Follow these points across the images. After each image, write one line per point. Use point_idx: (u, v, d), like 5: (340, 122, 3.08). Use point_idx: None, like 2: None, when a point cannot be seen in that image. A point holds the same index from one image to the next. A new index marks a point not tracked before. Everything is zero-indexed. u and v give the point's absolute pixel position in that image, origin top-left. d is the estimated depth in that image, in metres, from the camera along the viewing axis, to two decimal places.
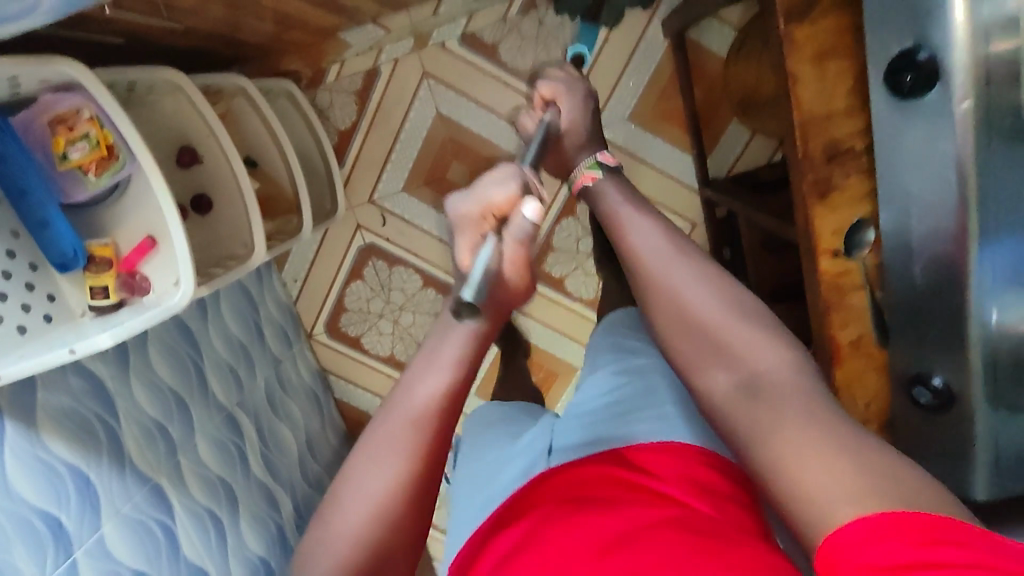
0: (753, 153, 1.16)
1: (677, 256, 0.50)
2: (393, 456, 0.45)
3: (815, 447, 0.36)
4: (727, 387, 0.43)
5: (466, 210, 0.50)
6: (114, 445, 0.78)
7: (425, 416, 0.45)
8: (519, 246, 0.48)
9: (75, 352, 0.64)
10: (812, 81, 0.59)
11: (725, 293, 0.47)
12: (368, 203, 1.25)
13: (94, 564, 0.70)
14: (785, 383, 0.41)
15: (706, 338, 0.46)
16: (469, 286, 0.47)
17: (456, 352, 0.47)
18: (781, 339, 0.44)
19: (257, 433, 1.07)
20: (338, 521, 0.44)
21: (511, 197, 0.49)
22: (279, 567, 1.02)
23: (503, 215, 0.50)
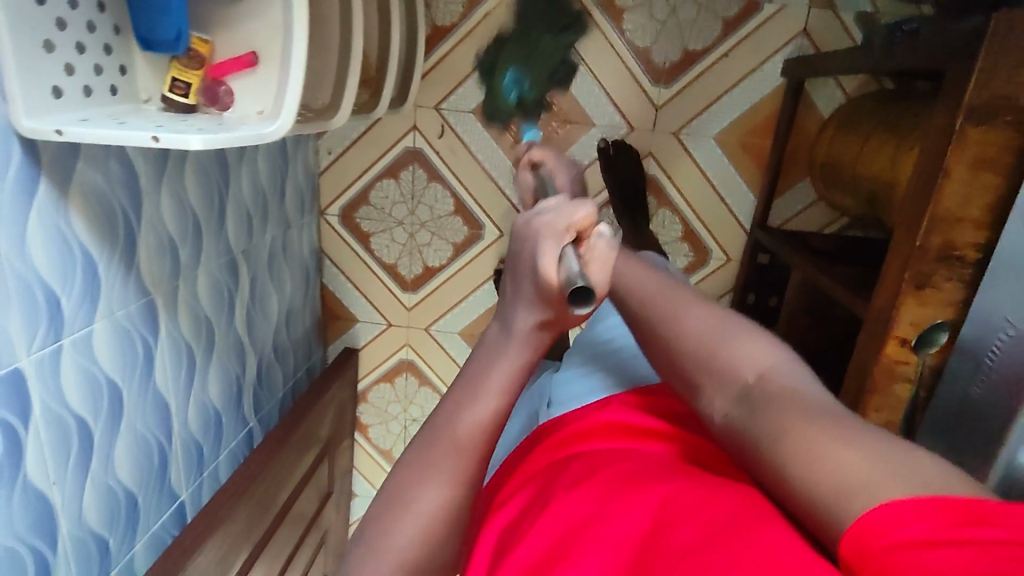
0: (809, 219, 1.19)
1: (669, 284, 0.59)
2: (436, 479, 0.50)
3: (833, 436, 0.41)
4: (724, 402, 0.49)
5: (551, 222, 0.49)
6: (127, 246, 0.73)
7: (468, 443, 0.51)
8: (608, 253, 0.49)
9: (159, 141, 0.56)
10: (960, 182, 0.62)
11: (709, 310, 0.54)
12: (433, 109, 1.19)
13: (76, 358, 0.66)
14: (776, 387, 0.47)
15: (700, 356, 0.51)
16: (575, 275, 0.46)
17: (499, 383, 0.52)
18: (763, 343, 0.51)
19: (250, 289, 1.03)
20: (394, 537, 0.49)
21: (589, 216, 0.50)
22: (229, 421, 1.00)
23: (582, 233, 0.50)
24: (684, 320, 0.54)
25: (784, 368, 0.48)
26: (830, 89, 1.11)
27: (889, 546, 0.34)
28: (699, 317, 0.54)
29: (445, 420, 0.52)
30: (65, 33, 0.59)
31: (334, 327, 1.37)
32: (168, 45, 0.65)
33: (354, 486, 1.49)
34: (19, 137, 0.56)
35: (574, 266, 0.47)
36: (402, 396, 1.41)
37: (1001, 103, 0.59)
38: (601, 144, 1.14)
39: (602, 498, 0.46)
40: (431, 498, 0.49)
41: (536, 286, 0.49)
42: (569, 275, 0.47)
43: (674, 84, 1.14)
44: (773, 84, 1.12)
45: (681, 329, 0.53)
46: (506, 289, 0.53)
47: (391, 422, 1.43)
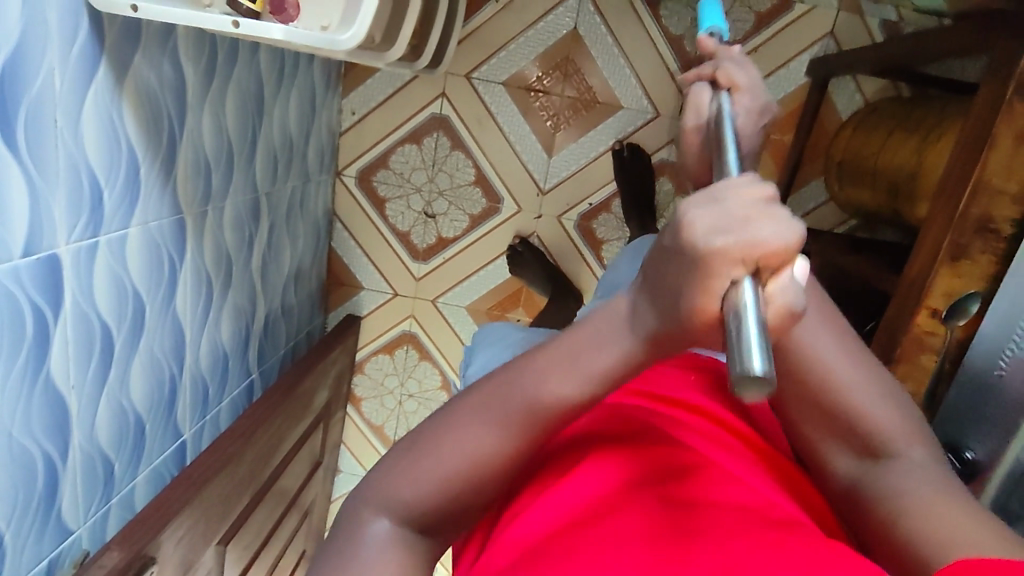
0: (820, 216, 1.23)
1: (829, 322, 0.50)
2: (496, 431, 0.43)
3: (943, 503, 0.42)
4: (848, 458, 0.48)
5: (720, 240, 0.31)
6: (168, 156, 0.70)
7: (545, 412, 0.42)
8: (789, 308, 0.31)
9: (240, 27, 0.54)
10: (1005, 154, 0.64)
11: (864, 367, 0.49)
12: (463, 77, 1.20)
13: (109, 259, 0.63)
14: (917, 466, 0.45)
15: (846, 418, 0.47)
16: (746, 344, 0.27)
17: (604, 365, 0.41)
18: (915, 427, 0.48)
19: (267, 234, 1.00)
20: (429, 461, 0.43)
21: (789, 245, 0.30)
22: (234, 367, 0.96)
23: (766, 267, 0.31)
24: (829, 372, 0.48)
25: (916, 439, 0.47)
26: (850, 91, 1.16)
27: None
28: (846, 366, 0.48)
29: (530, 378, 0.42)
30: None
31: (337, 293, 1.34)
32: None
33: (340, 462, 1.45)
34: (88, 7, 0.54)
35: (748, 335, 0.27)
36: (400, 368, 1.38)
37: None
38: (616, 147, 1.20)
39: (647, 469, 0.44)
40: (480, 440, 0.43)
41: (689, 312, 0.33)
42: (736, 347, 0.27)
43: None
44: (796, 82, 1.17)
45: (831, 379, 0.48)
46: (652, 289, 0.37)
47: (386, 396, 1.40)
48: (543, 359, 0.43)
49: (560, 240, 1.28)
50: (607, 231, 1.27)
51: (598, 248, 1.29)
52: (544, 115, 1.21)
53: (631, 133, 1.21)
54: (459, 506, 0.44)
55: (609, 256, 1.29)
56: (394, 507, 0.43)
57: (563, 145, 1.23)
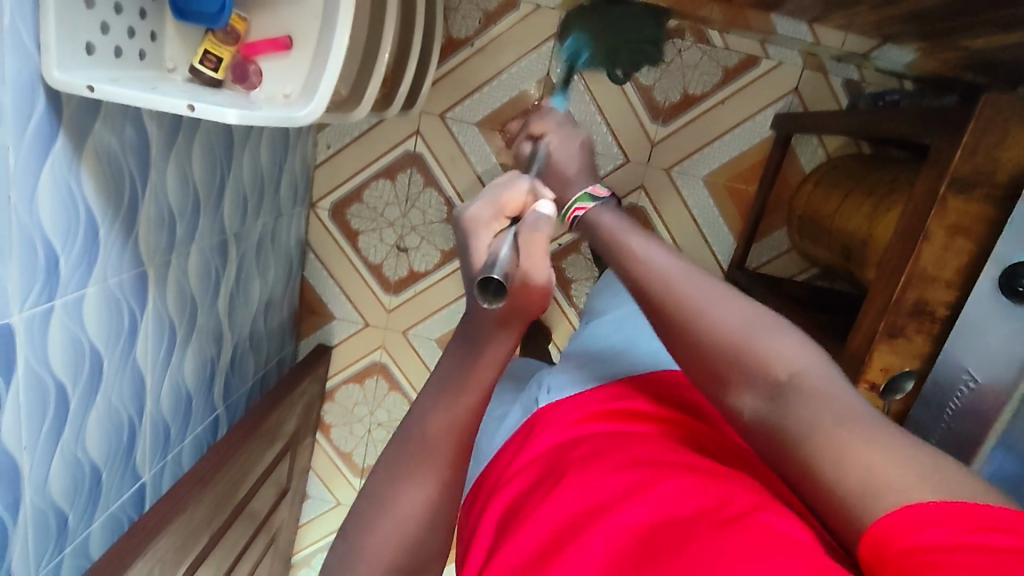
0: (782, 264, 1.26)
1: (701, 274, 0.49)
2: (414, 477, 0.50)
3: (851, 438, 0.38)
4: (754, 401, 0.44)
5: (478, 209, 0.48)
6: (129, 213, 0.71)
7: (438, 441, 0.50)
8: (538, 232, 0.45)
9: (194, 110, 0.56)
10: (937, 246, 0.66)
11: (738, 305, 0.47)
12: (438, 117, 1.21)
13: (65, 321, 0.64)
14: (816, 390, 0.42)
15: (740, 353, 0.45)
16: (493, 266, 0.45)
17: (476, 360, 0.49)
18: (806, 346, 0.44)
19: (235, 271, 1.01)
20: (373, 536, 0.49)
21: (522, 195, 0.49)
22: (198, 405, 0.97)
23: (517, 213, 0.49)
24: (712, 317, 0.46)
25: (813, 361, 0.43)
26: (813, 145, 1.19)
27: (912, 543, 0.33)
28: (727, 307, 0.46)
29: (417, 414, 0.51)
30: None
31: (309, 321, 1.35)
32: (208, 16, 0.66)
33: (309, 487, 1.45)
34: (46, 88, 0.55)
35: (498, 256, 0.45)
36: (370, 398, 1.39)
37: (979, 176, 0.64)
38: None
39: (603, 483, 0.46)
40: (408, 499, 0.49)
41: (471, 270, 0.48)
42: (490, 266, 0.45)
43: (671, 123, 1.20)
44: (761, 135, 1.20)
45: (712, 322, 0.46)
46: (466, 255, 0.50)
47: (355, 424, 1.41)
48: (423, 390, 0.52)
49: None
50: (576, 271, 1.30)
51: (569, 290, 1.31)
52: None
53: (601, 177, 1.22)
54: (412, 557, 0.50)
55: (576, 295, 1.31)
56: None
57: None
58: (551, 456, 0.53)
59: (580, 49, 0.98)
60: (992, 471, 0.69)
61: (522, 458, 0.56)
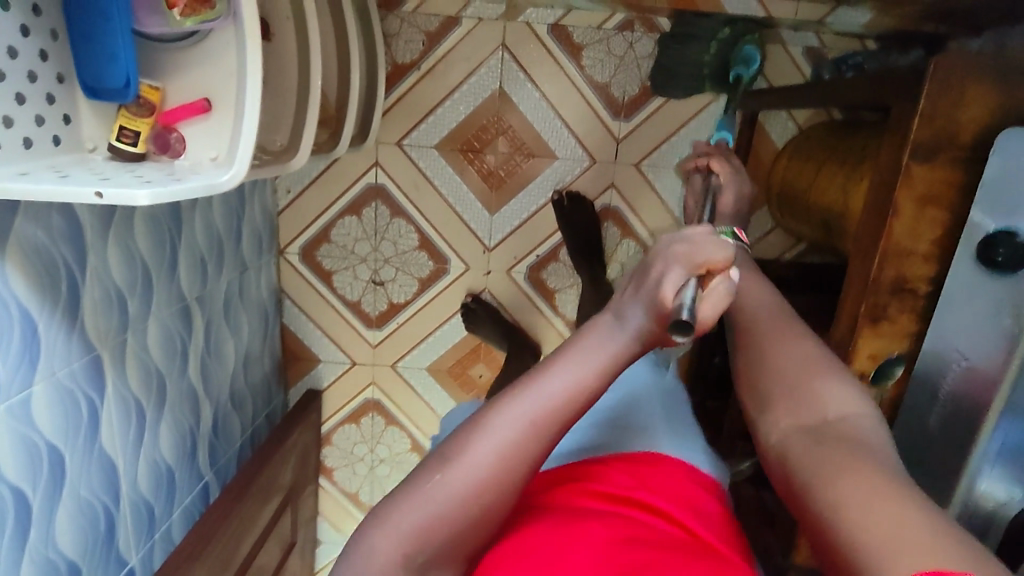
0: (767, 245, 1.22)
1: (783, 324, 0.57)
2: (513, 430, 0.47)
3: (847, 470, 0.44)
4: (795, 427, 0.51)
5: (681, 250, 0.47)
6: (70, 300, 0.68)
7: (561, 409, 0.48)
8: (724, 298, 0.46)
9: (103, 196, 0.53)
10: (908, 220, 0.63)
11: (806, 354, 0.54)
12: (395, 145, 1.18)
13: (12, 425, 0.61)
14: (855, 438, 0.47)
15: (792, 397, 0.52)
16: (683, 304, 0.44)
17: (601, 362, 0.49)
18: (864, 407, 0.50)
19: (204, 335, 0.99)
20: (459, 468, 0.47)
21: (728, 255, 0.46)
22: (182, 477, 0.95)
23: (713, 272, 0.47)
24: (777, 364, 0.54)
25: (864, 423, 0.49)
26: (782, 120, 1.16)
27: None
28: (784, 350, 0.55)
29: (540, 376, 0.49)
30: (5, 82, 0.56)
31: (296, 368, 1.33)
32: (116, 92, 0.62)
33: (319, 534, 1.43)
34: None
35: (685, 295, 0.45)
36: (368, 436, 1.36)
37: (943, 143, 0.60)
38: (556, 197, 1.18)
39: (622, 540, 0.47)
40: (492, 447, 0.47)
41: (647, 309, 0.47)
42: (677, 303, 0.45)
43: (634, 117, 1.17)
44: None
45: (777, 367, 0.54)
46: (624, 289, 0.51)
47: (357, 464, 1.38)
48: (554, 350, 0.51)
49: (512, 294, 1.27)
50: (558, 280, 1.26)
51: (551, 297, 1.28)
52: (481, 173, 1.20)
53: (569, 182, 1.20)
54: (479, 518, 0.47)
55: (561, 305, 1.28)
56: (387, 534, 0.46)
57: (502, 202, 1.22)
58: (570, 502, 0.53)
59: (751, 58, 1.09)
60: (998, 442, 0.65)
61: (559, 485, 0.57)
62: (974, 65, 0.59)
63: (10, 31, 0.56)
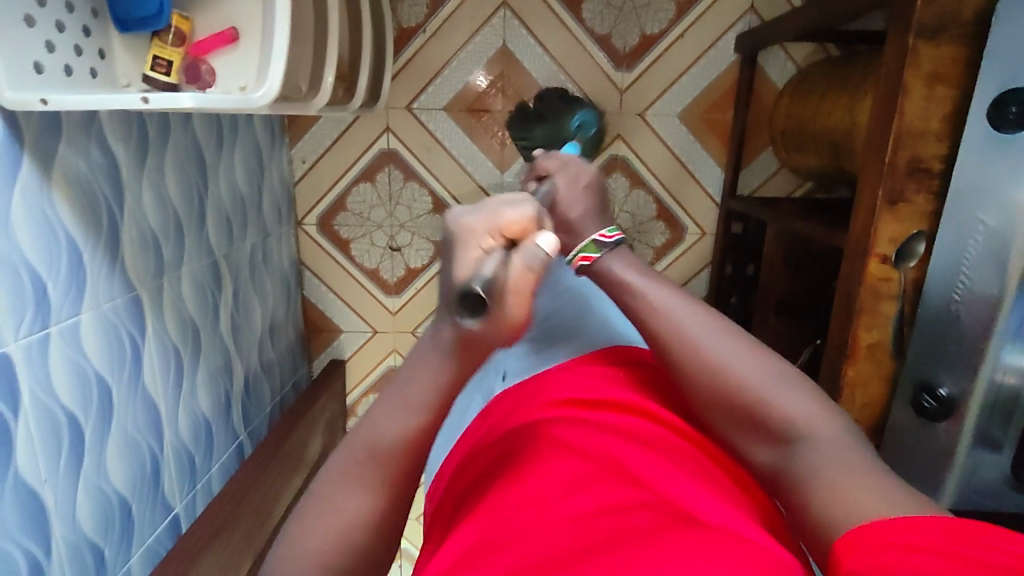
0: (775, 185, 1.24)
1: (714, 325, 0.51)
2: (355, 487, 0.47)
3: (836, 475, 0.41)
4: (766, 454, 0.46)
5: (473, 222, 0.46)
6: (111, 236, 0.70)
7: (390, 454, 0.47)
8: (530, 266, 0.44)
9: (149, 102, 0.55)
10: (919, 98, 0.64)
11: (753, 355, 0.49)
12: (405, 110, 1.21)
13: (65, 349, 0.63)
14: (824, 442, 0.44)
15: (750, 402, 0.47)
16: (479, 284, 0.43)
17: (427, 390, 0.48)
18: (819, 400, 0.47)
19: (233, 295, 1.01)
20: (305, 541, 0.45)
21: (526, 219, 0.46)
22: (219, 433, 0.96)
23: (515, 239, 0.46)
24: (727, 370, 0.48)
25: (825, 418, 0.45)
26: (781, 59, 1.18)
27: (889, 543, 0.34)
28: (732, 350, 0.49)
29: (366, 427, 0.48)
30: (47, 9, 0.59)
31: (318, 341, 1.34)
32: (149, 21, 0.65)
33: None
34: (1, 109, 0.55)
35: (477, 267, 0.44)
36: None
37: (946, 18, 0.62)
38: None
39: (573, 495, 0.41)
40: (347, 503, 0.46)
41: (448, 296, 0.46)
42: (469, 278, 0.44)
43: (636, 66, 1.18)
44: (727, 61, 1.18)
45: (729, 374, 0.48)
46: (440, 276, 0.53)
47: None
48: (371, 406, 0.50)
49: None
50: None
51: None
52: (489, 132, 1.23)
53: None
54: None
55: None
56: None
57: (512, 160, 1.24)
58: (499, 451, 0.48)
59: (587, 120, 1.09)
60: (1015, 321, 0.68)
61: (477, 444, 0.51)
62: None
63: None
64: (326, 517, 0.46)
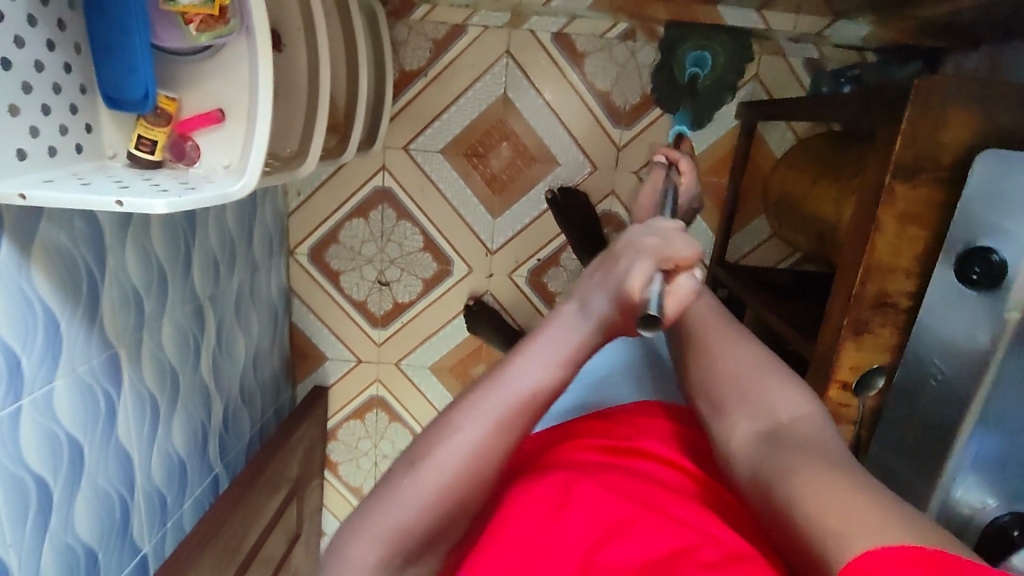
0: (762, 253, 1.24)
1: (734, 334, 0.59)
2: (482, 430, 0.48)
3: (813, 476, 0.44)
4: (750, 431, 0.52)
5: (649, 240, 0.50)
6: (90, 300, 0.72)
7: (523, 408, 0.49)
8: (687, 294, 0.50)
9: (123, 204, 0.56)
10: (889, 236, 0.65)
11: (758, 359, 0.56)
12: (401, 150, 1.22)
13: (37, 418, 0.65)
14: (808, 437, 0.49)
15: (749, 397, 0.54)
16: (652, 301, 0.48)
17: (565, 355, 0.50)
18: (809, 395, 0.53)
19: (216, 334, 1.02)
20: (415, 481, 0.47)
21: (696, 251, 0.49)
22: (194, 469, 0.98)
23: (679, 267, 0.50)
24: (724, 367, 0.56)
25: (818, 422, 0.51)
26: (780, 130, 1.18)
27: None
28: (738, 356, 0.57)
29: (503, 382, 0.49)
30: (32, 95, 0.60)
31: (302, 365, 1.37)
32: (136, 103, 0.66)
33: (323, 524, 1.46)
34: None
35: (652, 287, 0.49)
36: (372, 433, 1.40)
37: (922, 162, 0.62)
38: (549, 195, 1.19)
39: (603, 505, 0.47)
40: (466, 443, 0.48)
41: (615, 295, 0.50)
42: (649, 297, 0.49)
43: (635, 125, 1.19)
44: (726, 127, 1.18)
45: (724, 370, 0.56)
46: (590, 275, 0.53)
47: (361, 459, 1.42)
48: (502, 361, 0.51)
49: (513, 297, 1.30)
50: (559, 283, 1.29)
51: (549, 297, 1.30)
52: (484, 177, 1.23)
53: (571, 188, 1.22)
54: (441, 525, 0.47)
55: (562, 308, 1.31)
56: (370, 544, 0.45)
57: (506, 206, 1.24)
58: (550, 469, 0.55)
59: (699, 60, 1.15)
60: (974, 450, 0.67)
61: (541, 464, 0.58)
62: (959, 86, 0.61)
63: (37, 46, 0.59)
64: (447, 447, 0.47)
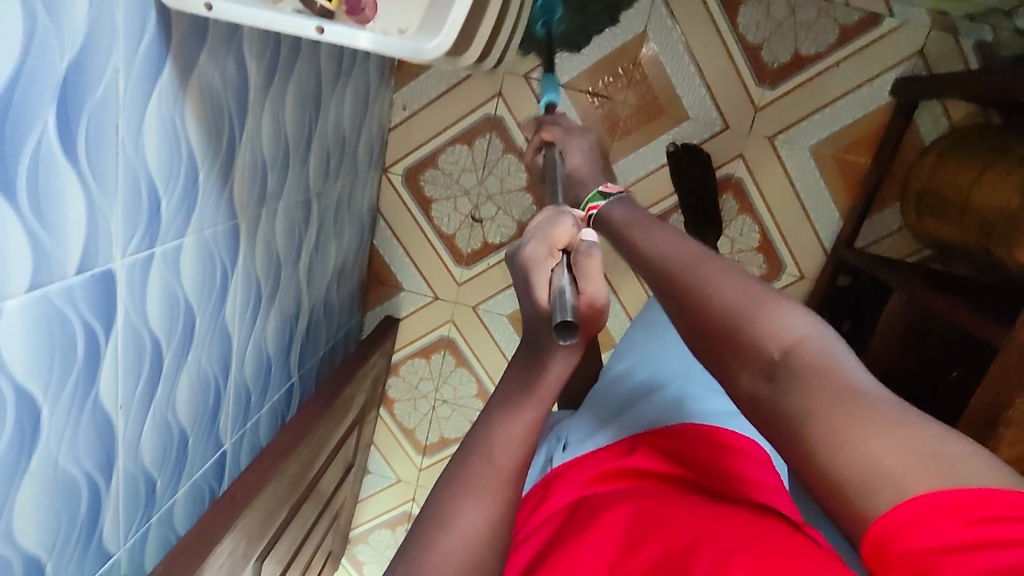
0: (890, 244, 1.15)
1: (700, 258, 0.47)
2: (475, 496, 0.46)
3: (843, 417, 0.35)
4: (751, 380, 0.40)
5: (534, 248, 0.49)
6: (227, 156, 0.65)
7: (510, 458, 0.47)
8: (591, 255, 0.47)
9: (324, 32, 0.49)
10: None
11: (733, 282, 0.44)
12: (522, 77, 1.13)
13: (164, 272, 0.59)
14: (812, 367, 0.38)
15: (730, 334, 0.42)
16: (565, 307, 0.45)
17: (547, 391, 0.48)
18: (803, 314, 0.42)
19: (315, 235, 0.96)
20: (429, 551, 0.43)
21: (570, 230, 0.50)
22: (278, 370, 0.92)
23: (567, 247, 0.50)
24: (704, 298, 0.44)
25: (829, 346, 0.40)
26: (936, 114, 1.08)
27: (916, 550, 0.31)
28: (728, 281, 0.44)
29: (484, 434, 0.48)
30: None
31: (378, 292, 1.31)
32: None
33: (369, 462, 1.41)
34: (156, 4, 0.49)
35: (556, 294, 0.47)
36: (436, 374, 1.34)
37: None
38: (669, 148, 1.11)
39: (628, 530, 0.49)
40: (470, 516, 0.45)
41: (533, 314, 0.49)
42: (556, 304, 0.46)
43: (778, 86, 1.09)
44: (879, 101, 1.08)
45: (706, 301, 0.44)
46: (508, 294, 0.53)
47: (419, 400, 1.36)
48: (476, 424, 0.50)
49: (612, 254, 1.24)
50: None
51: None
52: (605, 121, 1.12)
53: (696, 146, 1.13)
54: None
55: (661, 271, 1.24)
56: None
57: (621, 153, 1.14)
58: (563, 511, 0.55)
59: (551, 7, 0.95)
60: None
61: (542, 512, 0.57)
62: None
63: None
64: (446, 528, 0.44)
